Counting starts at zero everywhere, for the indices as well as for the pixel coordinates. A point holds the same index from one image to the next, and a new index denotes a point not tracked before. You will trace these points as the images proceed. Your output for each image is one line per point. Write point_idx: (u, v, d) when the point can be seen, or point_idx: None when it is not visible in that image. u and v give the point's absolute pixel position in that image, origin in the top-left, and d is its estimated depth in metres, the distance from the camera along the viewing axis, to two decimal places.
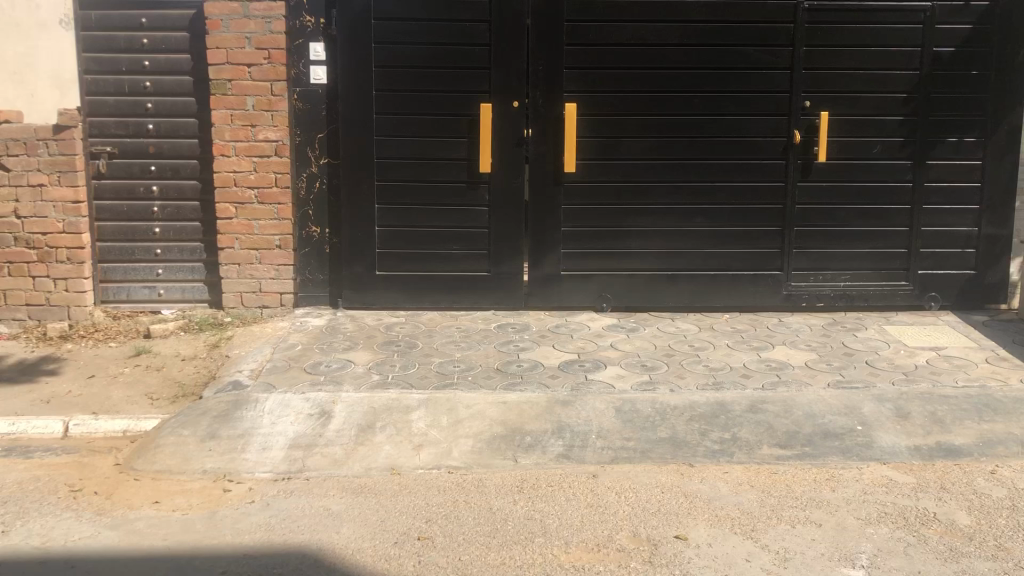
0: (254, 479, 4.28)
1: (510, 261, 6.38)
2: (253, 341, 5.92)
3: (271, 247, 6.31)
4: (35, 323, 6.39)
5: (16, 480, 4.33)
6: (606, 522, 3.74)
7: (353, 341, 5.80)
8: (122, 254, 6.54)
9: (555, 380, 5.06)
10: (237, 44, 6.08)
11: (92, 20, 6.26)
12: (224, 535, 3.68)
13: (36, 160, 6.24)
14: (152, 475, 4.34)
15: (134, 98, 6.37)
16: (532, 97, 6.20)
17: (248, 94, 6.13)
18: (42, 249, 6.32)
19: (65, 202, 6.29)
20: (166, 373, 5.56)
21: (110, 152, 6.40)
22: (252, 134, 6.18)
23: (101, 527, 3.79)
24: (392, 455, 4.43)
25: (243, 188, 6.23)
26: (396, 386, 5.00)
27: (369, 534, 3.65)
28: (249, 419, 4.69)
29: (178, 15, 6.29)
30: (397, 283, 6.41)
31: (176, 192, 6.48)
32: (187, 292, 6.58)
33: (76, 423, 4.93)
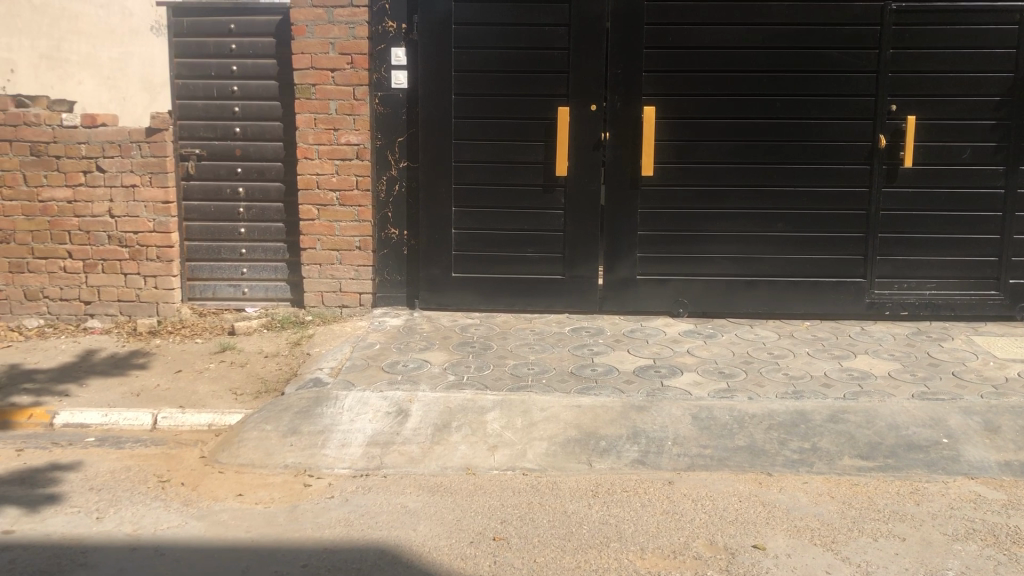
0: (334, 474, 4.37)
1: (585, 264, 6.38)
2: (333, 339, 6.05)
3: (351, 248, 6.44)
4: (126, 319, 6.63)
5: (109, 469, 4.51)
6: (683, 529, 3.71)
7: (429, 341, 5.87)
8: (209, 253, 6.75)
9: (631, 385, 5.04)
10: (321, 50, 6.24)
11: (184, 26, 6.50)
12: (306, 529, 3.78)
13: (129, 162, 6.44)
14: (236, 468, 4.48)
15: (222, 102, 6.57)
16: (610, 101, 6.18)
17: (330, 98, 6.28)
18: (133, 247, 6.54)
19: (155, 202, 6.49)
20: (250, 369, 5.72)
21: (199, 154, 6.61)
22: (335, 137, 6.32)
23: (188, 517, 3.92)
24: (468, 455, 4.48)
25: (325, 190, 6.37)
26: (471, 387, 5.04)
27: (446, 533, 3.70)
28: (329, 416, 4.78)
29: (265, 21, 6.48)
30: (473, 285, 6.47)
31: (261, 194, 6.67)
32: (270, 291, 6.77)
33: (164, 416, 5.11)
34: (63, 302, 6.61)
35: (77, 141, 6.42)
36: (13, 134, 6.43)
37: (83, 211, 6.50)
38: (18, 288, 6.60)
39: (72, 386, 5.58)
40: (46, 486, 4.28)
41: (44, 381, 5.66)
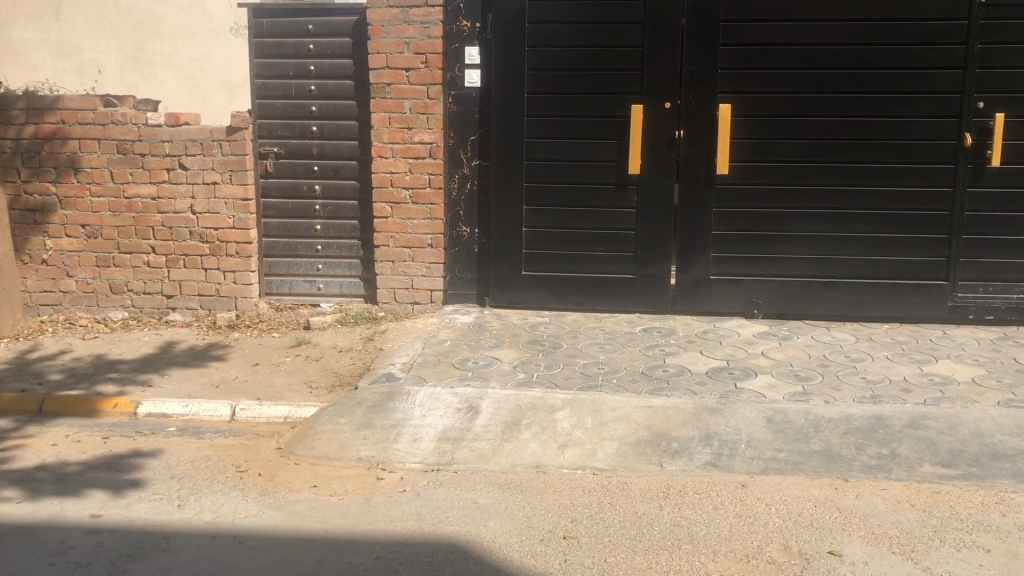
0: (405, 468, 4.43)
1: (658, 264, 6.33)
2: (405, 335, 6.12)
3: (423, 246, 6.51)
4: (206, 313, 6.81)
5: (190, 458, 4.64)
6: (756, 533, 3.66)
7: (500, 339, 5.90)
8: (285, 249, 6.89)
9: (703, 387, 4.98)
10: (396, 50, 6.31)
11: (264, 27, 6.65)
12: (378, 521, 3.83)
13: (210, 160, 6.60)
14: (311, 460, 4.57)
15: (300, 101, 6.70)
16: (685, 98, 6.12)
17: (405, 98, 6.35)
18: (214, 243, 6.71)
19: (235, 199, 6.64)
20: (325, 364, 5.84)
21: (277, 152, 6.76)
22: (409, 136, 6.40)
23: (266, 507, 4.01)
24: (538, 453, 4.49)
25: (398, 188, 6.45)
26: (541, 385, 5.04)
27: (516, 530, 3.71)
28: (401, 411, 4.84)
29: (342, 21, 6.59)
30: (544, 283, 6.48)
31: (337, 192, 6.79)
32: (344, 287, 6.89)
33: (242, 407, 5.24)
34: (146, 296, 6.82)
35: (160, 139, 6.60)
36: (101, 133, 6.63)
37: (166, 208, 6.69)
38: (105, 282, 6.83)
39: (154, 377, 5.76)
40: (130, 472, 4.43)
41: (128, 371, 5.86)
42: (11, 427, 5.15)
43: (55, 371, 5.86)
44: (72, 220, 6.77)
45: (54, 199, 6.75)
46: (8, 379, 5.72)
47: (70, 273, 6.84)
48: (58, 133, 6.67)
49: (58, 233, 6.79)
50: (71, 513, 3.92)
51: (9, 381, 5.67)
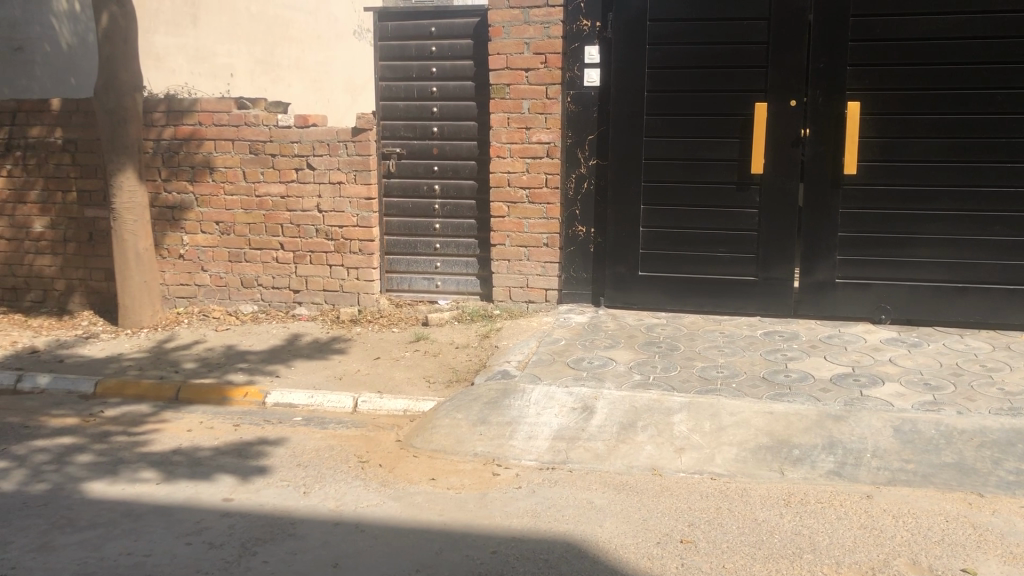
0: (521, 465, 4.47)
1: (781, 266, 6.18)
2: (521, 333, 6.17)
3: (539, 245, 6.55)
4: (330, 307, 7.04)
5: (314, 447, 4.81)
6: (882, 546, 3.53)
7: (615, 340, 5.88)
8: (405, 247, 7.06)
9: (827, 394, 4.83)
10: (516, 50, 6.37)
11: (389, 30, 6.82)
12: (495, 516, 3.88)
13: (336, 160, 6.80)
14: (429, 453, 4.67)
15: (422, 103, 6.85)
16: (811, 96, 5.95)
17: (524, 98, 6.40)
18: (338, 240, 6.93)
19: (358, 198, 6.83)
20: (442, 360, 5.95)
21: (399, 153, 6.93)
22: (527, 136, 6.44)
23: (386, 497, 4.12)
24: (654, 456, 4.45)
25: (516, 187, 6.51)
26: (658, 387, 5.00)
27: (632, 532, 3.70)
28: (516, 408, 4.88)
29: (464, 23, 6.70)
30: (661, 284, 6.41)
31: (456, 191, 6.91)
32: (461, 285, 7.02)
33: (363, 400, 5.40)
34: (274, 290, 7.10)
35: (290, 140, 6.85)
36: (234, 134, 6.94)
37: (294, 206, 6.94)
38: (236, 276, 7.14)
39: (281, 367, 6.00)
40: (258, 459, 4.63)
41: (257, 362, 6.12)
42: (150, 412, 5.46)
43: (191, 360, 6.18)
44: (207, 217, 7.11)
45: (191, 197, 7.10)
46: (148, 366, 6.06)
47: (205, 267, 7.18)
48: (195, 135, 7.00)
49: (194, 229, 7.14)
50: (205, 496, 4.13)
51: (149, 368, 6.01)
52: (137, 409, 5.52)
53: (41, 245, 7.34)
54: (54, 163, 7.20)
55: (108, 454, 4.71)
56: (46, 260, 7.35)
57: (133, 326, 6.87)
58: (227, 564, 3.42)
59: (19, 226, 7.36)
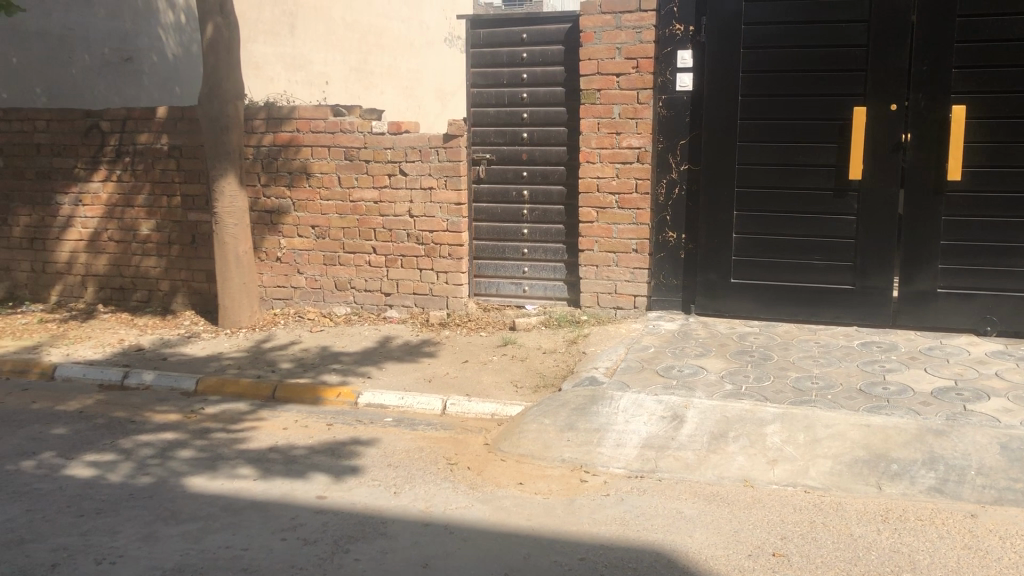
0: (609, 473, 4.45)
1: (879, 275, 6.00)
2: (609, 339, 6.14)
3: (628, 251, 6.51)
4: (420, 311, 7.14)
5: (405, 448, 4.89)
6: (988, 568, 3.39)
7: (706, 348, 5.80)
8: (493, 252, 7.12)
9: (928, 407, 4.66)
10: (608, 56, 6.34)
11: (481, 37, 6.91)
12: (583, 523, 3.88)
13: (428, 166, 6.91)
14: (516, 457, 4.69)
15: (512, 109, 6.90)
16: (913, 100, 5.75)
17: (615, 103, 6.38)
18: (429, 245, 7.02)
19: (449, 203, 6.91)
20: (529, 364, 5.98)
21: (489, 159, 7.00)
22: (617, 141, 6.41)
23: (474, 500, 4.16)
24: (746, 467, 4.37)
25: (605, 193, 6.48)
26: (750, 398, 4.91)
27: (723, 543, 3.64)
28: (605, 415, 4.87)
29: (556, 29, 6.72)
30: (753, 292, 6.30)
31: (545, 197, 6.93)
32: (549, 290, 7.02)
33: (452, 402, 5.47)
34: (366, 293, 7.25)
35: (383, 146, 6.99)
36: (330, 141, 7.11)
37: (387, 211, 7.06)
38: (330, 279, 7.31)
39: (373, 369, 6.11)
40: (350, 458, 4.73)
41: (349, 363, 6.25)
42: (248, 410, 5.63)
43: (286, 360, 6.35)
44: (303, 221, 7.30)
45: (288, 202, 7.30)
46: (246, 365, 6.25)
47: (300, 270, 7.37)
48: (293, 141, 7.20)
49: (291, 233, 7.35)
50: (300, 493, 4.23)
51: (247, 367, 6.21)
52: (235, 407, 5.70)
53: (147, 247, 7.65)
54: (160, 168, 7.50)
55: (208, 450, 4.87)
56: (152, 261, 7.66)
57: (232, 326, 7.11)
58: (321, 560, 3.50)
59: (128, 229, 7.69)
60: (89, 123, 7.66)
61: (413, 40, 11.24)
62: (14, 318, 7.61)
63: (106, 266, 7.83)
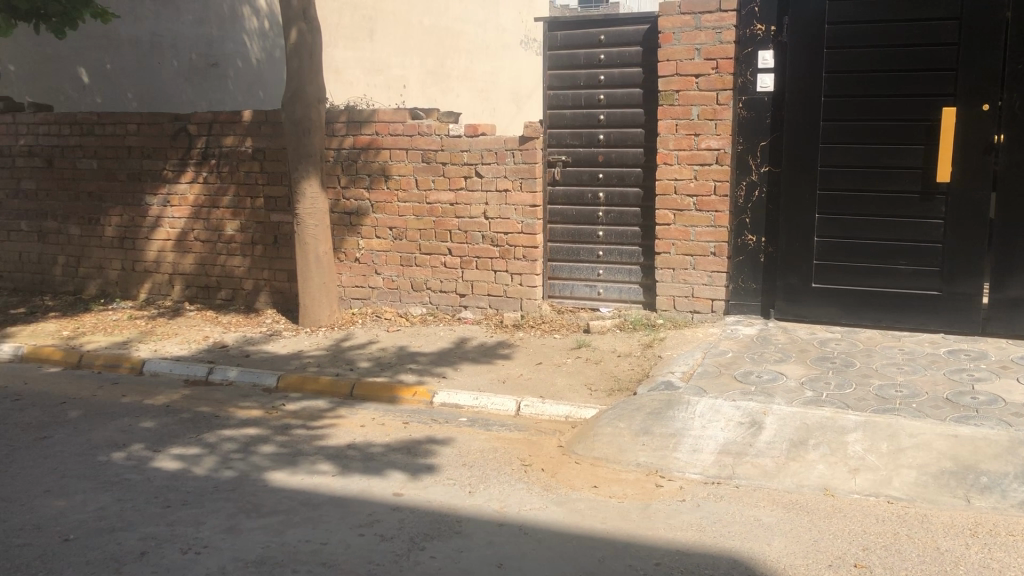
0: (685, 478, 4.41)
1: (968, 280, 5.80)
2: (686, 344, 6.08)
3: (706, 254, 6.42)
4: (494, 312, 7.18)
5: (479, 448, 4.92)
6: None
7: (786, 353, 5.69)
8: (568, 254, 7.11)
9: (1020, 419, 4.49)
10: (686, 56, 6.27)
11: (558, 39, 6.91)
12: (658, 528, 3.85)
13: (503, 168, 6.93)
14: (591, 460, 4.68)
15: (589, 110, 6.89)
16: (1007, 100, 5.54)
17: (694, 104, 6.30)
18: (503, 247, 7.05)
19: (524, 205, 6.92)
20: (604, 368, 5.96)
21: (564, 161, 7.00)
22: (695, 143, 6.33)
23: (549, 502, 4.16)
24: (826, 476, 4.27)
25: (683, 195, 6.41)
26: (831, 405, 4.81)
27: (802, 552, 3.57)
28: (681, 419, 4.82)
29: (634, 30, 6.68)
30: (835, 297, 6.17)
31: (621, 199, 6.89)
32: (624, 293, 6.98)
33: (526, 404, 5.48)
34: (442, 294, 7.32)
35: (460, 148, 7.05)
36: (408, 143, 7.20)
37: (462, 213, 7.12)
38: (407, 280, 7.41)
39: (448, 369, 6.17)
40: (426, 457, 4.78)
41: (425, 363, 6.32)
42: (327, 408, 5.74)
43: (364, 359, 6.46)
44: (381, 223, 7.41)
45: (367, 204, 7.42)
46: (325, 363, 6.38)
47: (378, 270, 7.49)
48: (373, 144, 7.32)
49: (369, 234, 7.47)
50: (377, 490, 4.30)
51: (326, 365, 6.34)
52: (315, 404, 5.82)
53: (232, 247, 7.87)
54: (244, 171, 7.71)
55: (288, 446, 4.99)
56: (236, 260, 7.87)
57: (312, 325, 7.27)
58: (397, 557, 3.55)
59: (213, 229, 7.92)
60: (178, 127, 7.91)
61: (491, 40, 11.48)
62: (105, 315, 7.91)
63: (192, 265, 8.07)
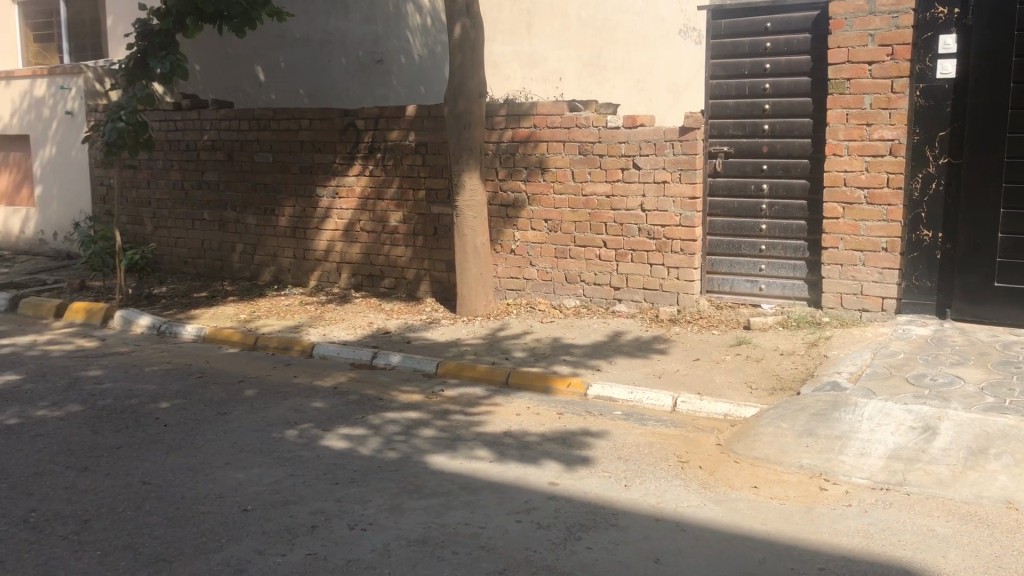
0: (851, 483, 4.23)
1: None
2: (853, 343, 5.83)
3: (877, 249, 6.12)
4: (649, 306, 7.11)
5: (635, 442, 4.90)
6: None
7: (964, 356, 5.36)
8: (728, 248, 6.96)
9: None
10: (859, 43, 6.00)
11: (721, 27, 6.77)
12: (823, 533, 3.71)
13: (662, 159, 6.84)
14: (751, 460, 4.57)
15: (753, 100, 6.71)
16: None
17: (866, 92, 6.01)
18: (661, 240, 6.96)
19: (683, 197, 6.82)
20: (766, 365, 5.81)
21: (727, 152, 6.85)
22: (867, 133, 6.05)
23: (707, 500, 4.09)
24: (1009, 488, 4.00)
25: (853, 187, 6.13)
26: (1015, 413, 4.50)
27: (982, 568, 3.36)
28: (848, 422, 4.63)
29: (802, 17, 6.47)
30: (1019, 298, 5.78)
31: (786, 191, 6.68)
32: (787, 289, 6.78)
33: (683, 400, 5.41)
34: (596, 286, 7.31)
35: (618, 140, 7.01)
36: (566, 136, 7.23)
37: (619, 205, 7.09)
38: (561, 272, 7.45)
39: (603, 362, 6.17)
40: (581, 449, 4.80)
41: (580, 355, 6.35)
42: (484, 395, 5.87)
43: (519, 349, 6.55)
44: (537, 215, 7.48)
45: (524, 196, 7.51)
46: (482, 352, 6.52)
47: (533, 262, 7.56)
48: (531, 136, 7.38)
49: (525, 226, 7.56)
50: (533, 478, 4.37)
51: (483, 354, 6.47)
52: (472, 391, 5.96)
53: (395, 237, 8.15)
54: (408, 163, 7.97)
55: (448, 431, 5.13)
56: (400, 250, 8.15)
57: (468, 314, 7.43)
58: (554, 545, 3.59)
59: (378, 220, 8.23)
60: (346, 122, 8.25)
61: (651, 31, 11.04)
62: (279, 300, 8.38)
63: (359, 254, 8.41)
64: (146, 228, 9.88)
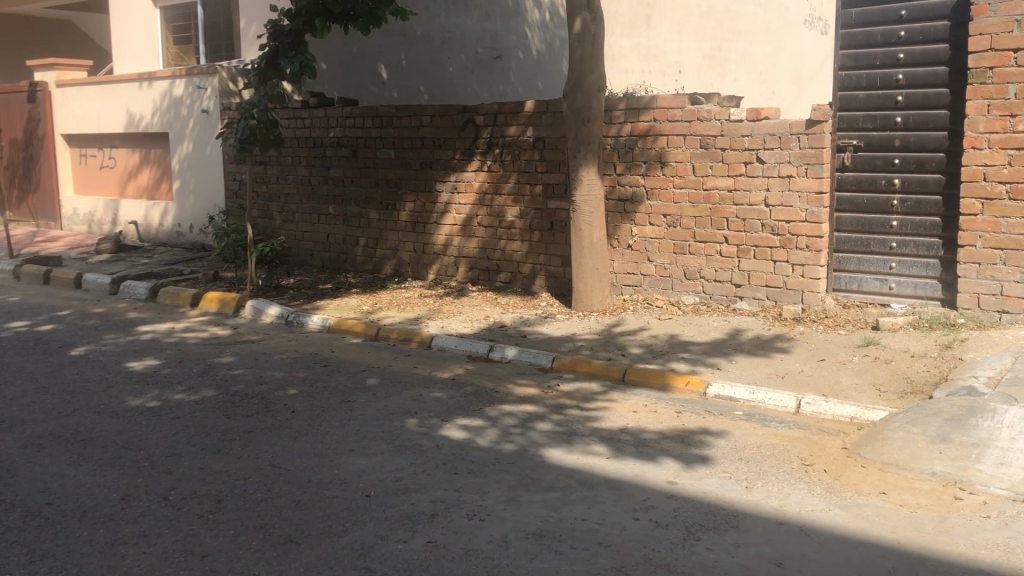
0: (989, 493, 4.03)
1: None
2: (991, 348, 5.55)
3: (1020, 248, 5.80)
4: (772, 304, 6.93)
5: (756, 443, 4.80)
6: None
7: None
8: (856, 245, 6.72)
9: None
10: (1004, 29, 5.69)
11: (853, 17, 6.58)
12: (958, 544, 3.54)
13: (788, 153, 6.66)
14: (879, 465, 4.41)
15: (885, 92, 6.47)
16: None
17: (1010, 82, 5.70)
18: (785, 236, 6.77)
19: (809, 192, 6.60)
20: (895, 368, 5.58)
21: (856, 145, 6.61)
22: (1011, 125, 5.73)
23: (832, 504, 3.97)
24: None
25: (993, 182, 5.83)
26: None
27: None
28: (986, 429, 4.36)
29: (940, 3, 6.18)
30: None
31: (919, 185, 6.40)
32: (919, 288, 6.49)
33: (807, 401, 5.26)
34: (717, 283, 7.17)
35: (741, 133, 6.86)
36: (687, 130, 7.12)
37: (741, 199, 6.94)
38: (680, 268, 7.35)
39: (723, 361, 6.06)
40: (700, 448, 4.73)
41: (698, 353, 6.25)
42: (600, 391, 5.86)
43: (636, 345, 6.50)
44: (656, 209, 7.40)
45: (642, 190, 7.43)
46: (598, 348, 6.50)
47: (651, 258, 7.49)
48: (651, 130, 7.31)
49: (643, 221, 7.48)
50: (651, 476, 4.33)
51: (599, 349, 6.46)
52: (588, 386, 5.96)
53: (512, 232, 8.22)
54: (526, 159, 8.02)
55: (564, 425, 5.15)
56: (517, 245, 8.21)
57: (585, 309, 7.43)
58: (673, 544, 3.56)
59: (496, 215, 8.32)
60: (466, 118, 8.36)
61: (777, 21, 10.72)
62: (399, 293, 8.57)
63: (476, 248, 8.52)
64: (274, 222, 10.28)
